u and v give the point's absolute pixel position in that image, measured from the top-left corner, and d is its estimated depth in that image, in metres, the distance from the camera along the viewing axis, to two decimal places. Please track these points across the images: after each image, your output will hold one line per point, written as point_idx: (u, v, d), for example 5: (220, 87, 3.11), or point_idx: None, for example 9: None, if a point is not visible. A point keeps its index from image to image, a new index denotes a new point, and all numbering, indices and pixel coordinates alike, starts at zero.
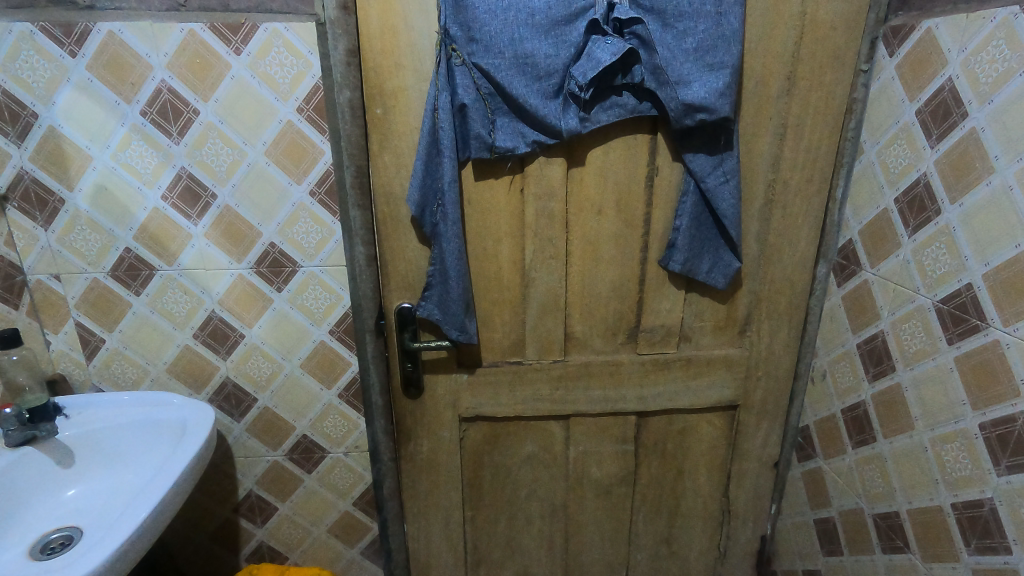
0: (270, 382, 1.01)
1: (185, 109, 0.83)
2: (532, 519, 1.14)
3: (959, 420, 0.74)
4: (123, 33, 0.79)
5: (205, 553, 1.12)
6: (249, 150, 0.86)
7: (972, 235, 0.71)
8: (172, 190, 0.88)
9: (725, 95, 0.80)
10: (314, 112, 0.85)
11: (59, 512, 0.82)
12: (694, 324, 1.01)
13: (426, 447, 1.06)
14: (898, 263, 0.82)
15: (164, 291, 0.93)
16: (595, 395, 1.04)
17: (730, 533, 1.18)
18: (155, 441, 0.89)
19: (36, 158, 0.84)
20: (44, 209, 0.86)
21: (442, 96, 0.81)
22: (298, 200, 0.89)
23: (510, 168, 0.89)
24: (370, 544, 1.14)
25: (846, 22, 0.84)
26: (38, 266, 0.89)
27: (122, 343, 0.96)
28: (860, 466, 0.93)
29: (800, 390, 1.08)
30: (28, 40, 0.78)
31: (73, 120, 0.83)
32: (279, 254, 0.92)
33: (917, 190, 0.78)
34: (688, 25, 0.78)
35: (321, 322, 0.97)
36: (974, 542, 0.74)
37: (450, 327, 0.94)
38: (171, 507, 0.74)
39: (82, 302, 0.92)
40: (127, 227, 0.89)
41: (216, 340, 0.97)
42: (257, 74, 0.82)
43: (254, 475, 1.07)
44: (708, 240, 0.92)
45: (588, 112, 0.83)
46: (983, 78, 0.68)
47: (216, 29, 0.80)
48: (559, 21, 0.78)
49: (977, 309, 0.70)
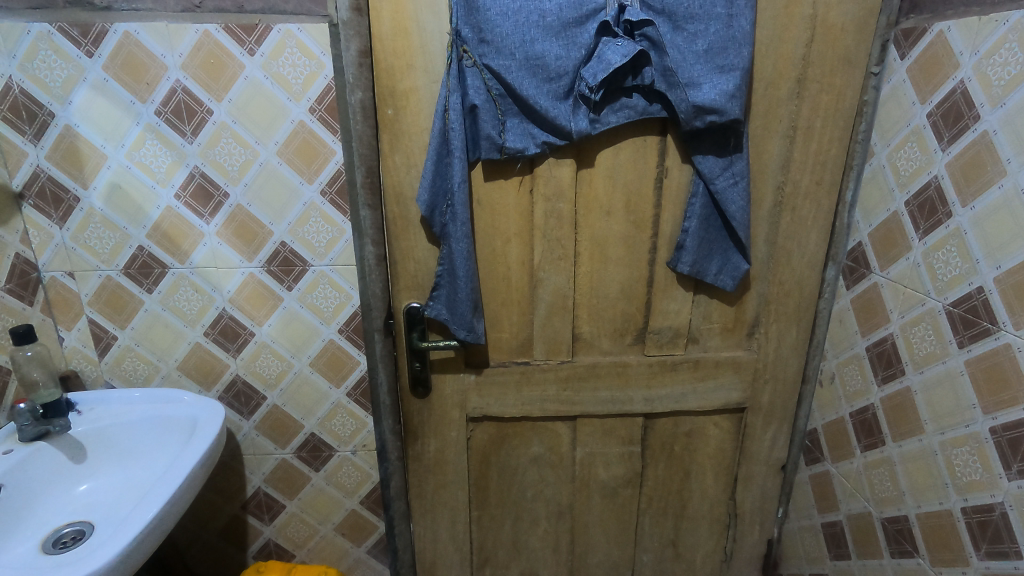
0: (280, 381, 1.01)
1: (199, 109, 0.84)
2: (538, 520, 1.14)
3: (970, 423, 0.74)
4: (138, 33, 0.80)
5: (214, 550, 1.13)
6: (261, 150, 0.87)
7: (984, 238, 0.70)
8: (185, 189, 0.88)
9: (735, 97, 0.80)
10: (326, 112, 0.86)
11: (71, 506, 0.83)
12: (702, 326, 1.01)
13: (433, 447, 1.07)
14: (907, 266, 0.82)
15: (175, 289, 0.94)
16: (603, 396, 1.04)
17: (736, 537, 1.18)
18: (166, 437, 0.90)
19: (52, 156, 0.85)
20: (59, 207, 0.88)
21: (454, 97, 0.82)
22: (309, 199, 0.90)
23: (520, 169, 0.89)
24: (377, 543, 1.14)
25: (857, 25, 0.84)
26: (53, 263, 0.91)
27: (134, 341, 0.97)
28: (868, 469, 0.93)
29: (808, 393, 1.07)
30: (46, 40, 0.79)
31: (89, 119, 0.84)
32: (289, 253, 0.93)
33: (928, 192, 0.78)
34: (699, 27, 0.78)
35: (330, 321, 0.97)
36: (984, 547, 0.73)
37: (458, 327, 0.94)
38: (181, 504, 0.74)
39: (95, 299, 0.93)
40: (140, 226, 0.90)
41: (226, 338, 0.98)
42: (270, 74, 0.83)
43: (262, 473, 1.08)
44: (717, 242, 0.93)
45: (598, 113, 0.83)
46: (995, 80, 0.68)
47: (231, 30, 0.81)
48: (570, 23, 0.78)
49: (989, 313, 0.70)
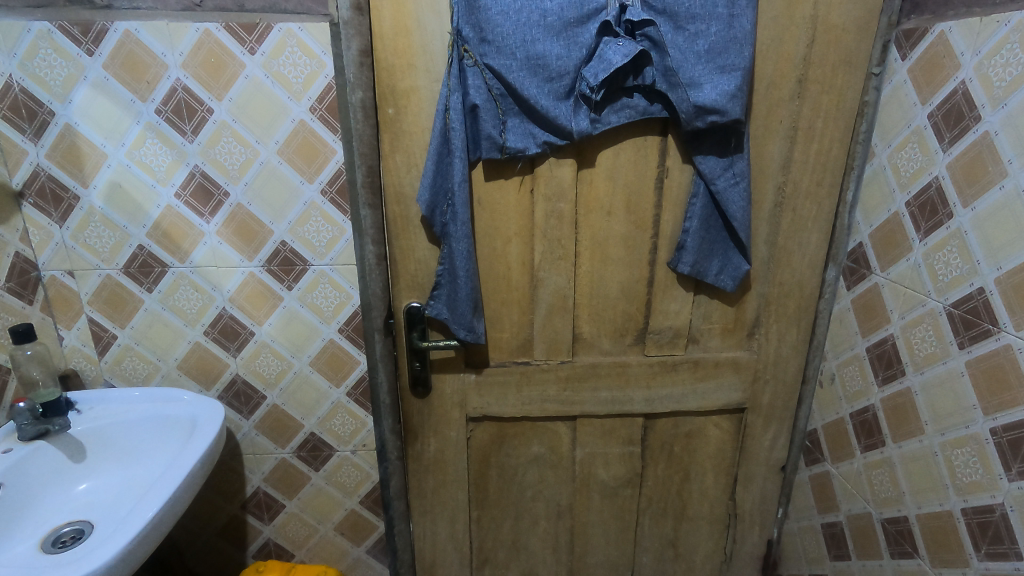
0: (279, 380, 1.01)
1: (199, 108, 0.84)
2: (538, 520, 1.14)
3: (970, 424, 0.74)
4: (139, 32, 0.80)
5: (213, 549, 1.13)
6: (262, 149, 0.87)
7: (984, 238, 0.70)
8: (185, 188, 0.88)
9: (736, 97, 0.80)
10: (327, 112, 0.86)
11: (71, 506, 0.83)
12: (702, 326, 1.01)
13: (433, 447, 1.06)
14: (908, 267, 0.82)
15: (175, 288, 0.94)
16: (603, 396, 1.04)
17: (736, 537, 1.18)
18: (166, 437, 0.90)
19: (52, 155, 0.85)
20: (59, 207, 0.88)
21: (454, 96, 0.82)
22: (310, 198, 0.90)
23: (521, 169, 0.89)
24: (377, 543, 1.14)
25: (859, 25, 0.84)
26: (53, 262, 0.91)
27: (134, 340, 0.97)
28: (868, 470, 0.93)
29: (808, 394, 1.07)
30: (47, 38, 0.79)
31: (89, 118, 0.84)
32: (289, 253, 0.93)
33: (929, 193, 0.78)
34: (700, 27, 0.78)
35: (330, 320, 0.97)
36: (984, 548, 0.73)
37: (459, 327, 0.94)
38: (180, 504, 0.74)
39: (95, 298, 0.93)
40: (140, 225, 0.90)
41: (226, 337, 0.98)
42: (270, 73, 0.83)
43: (262, 472, 1.08)
44: (718, 243, 0.93)
45: (599, 113, 0.83)
46: (996, 81, 0.68)
47: (231, 29, 0.81)
48: (571, 23, 0.78)
49: (989, 314, 0.70)
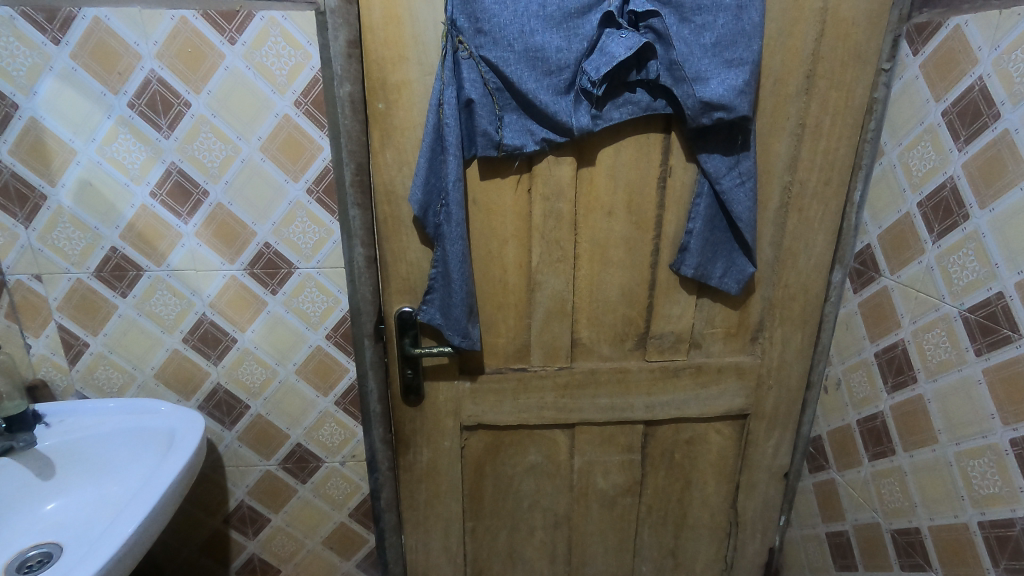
0: (263, 389, 0.96)
1: (176, 102, 0.79)
2: (534, 531, 1.10)
3: (988, 434, 0.71)
4: (109, 19, 0.75)
5: (193, 566, 1.07)
6: (243, 146, 0.82)
7: (1004, 241, 0.67)
8: (161, 187, 0.83)
9: (744, 93, 0.76)
10: (312, 106, 0.81)
11: (38, 526, 0.77)
12: (705, 330, 0.98)
13: (426, 456, 1.03)
14: (920, 270, 0.79)
15: (152, 292, 0.88)
16: (602, 403, 1.00)
17: (737, 545, 1.15)
18: (141, 450, 0.84)
19: (16, 151, 0.79)
20: (24, 206, 0.82)
21: (449, 90, 0.78)
22: (295, 197, 0.85)
23: (517, 168, 0.85)
24: (367, 557, 1.10)
25: (869, 19, 0.81)
26: (18, 266, 0.85)
27: (107, 348, 0.91)
28: (877, 479, 0.90)
29: (812, 399, 1.04)
30: (8, 25, 0.73)
31: (56, 112, 0.78)
32: (273, 255, 0.88)
33: (943, 193, 0.75)
34: (706, 18, 0.74)
35: (317, 326, 0.92)
36: (1003, 563, 0.71)
37: (453, 333, 0.90)
38: (160, 521, 0.70)
39: (65, 304, 0.87)
40: (113, 226, 0.84)
41: (206, 344, 0.92)
42: (252, 65, 0.78)
43: (245, 485, 1.02)
44: (723, 245, 0.89)
45: (600, 109, 0.80)
46: (1017, 77, 0.64)
47: (210, 17, 0.76)
48: (572, 13, 0.74)
49: (1009, 320, 0.67)
